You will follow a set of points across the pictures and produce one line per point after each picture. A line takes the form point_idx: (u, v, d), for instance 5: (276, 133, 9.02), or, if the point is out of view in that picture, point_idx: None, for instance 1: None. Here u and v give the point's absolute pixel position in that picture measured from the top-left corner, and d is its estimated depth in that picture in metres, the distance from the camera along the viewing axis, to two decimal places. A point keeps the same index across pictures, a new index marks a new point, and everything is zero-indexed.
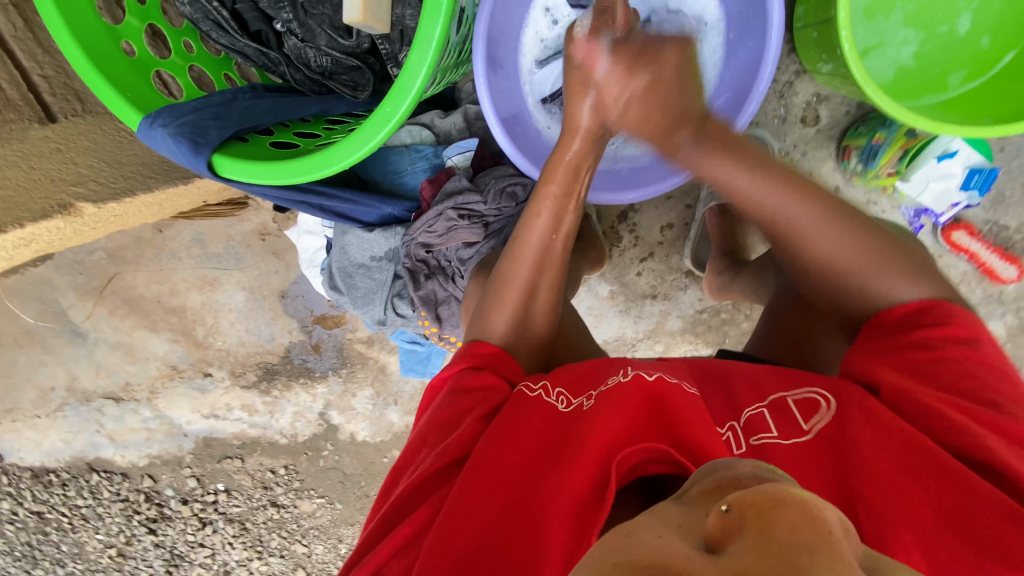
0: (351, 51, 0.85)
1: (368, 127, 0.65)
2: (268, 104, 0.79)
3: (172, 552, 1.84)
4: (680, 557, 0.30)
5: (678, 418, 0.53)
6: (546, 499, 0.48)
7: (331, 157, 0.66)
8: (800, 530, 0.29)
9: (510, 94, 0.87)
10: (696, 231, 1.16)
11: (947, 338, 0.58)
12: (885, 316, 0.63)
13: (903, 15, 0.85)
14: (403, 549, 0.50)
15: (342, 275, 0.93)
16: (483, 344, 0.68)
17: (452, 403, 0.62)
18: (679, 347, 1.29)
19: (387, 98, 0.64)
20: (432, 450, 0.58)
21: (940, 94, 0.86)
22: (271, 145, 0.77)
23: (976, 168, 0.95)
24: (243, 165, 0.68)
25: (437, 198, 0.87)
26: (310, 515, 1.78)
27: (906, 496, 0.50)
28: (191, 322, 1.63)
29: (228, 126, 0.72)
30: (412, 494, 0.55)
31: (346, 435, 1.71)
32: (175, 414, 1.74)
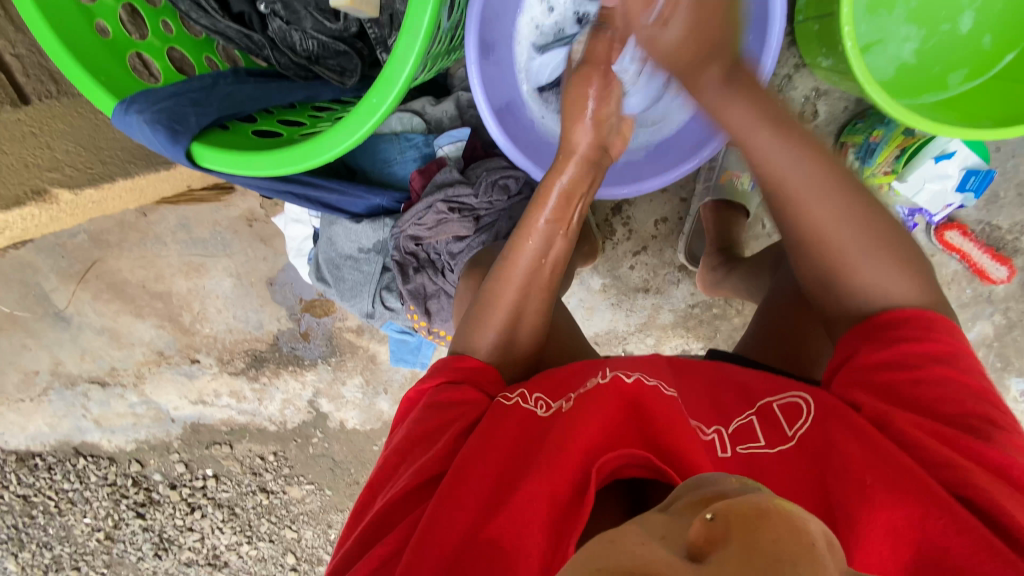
0: (339, 35, 0.82)
1: (354, 118, 0.63)
2: (251, 90, 0.76)
3: (161, 536, 1.84)
4: (664, 563, 0.30)
5: (653, 423, 0.51)
6: (521, 506, 0.47)
7: (314, 148, 0.64)
8: (784, 540, 0.29)
9: (503, 81, 0.85)
10: (690, 226, 1.15)
11: (929, 351, 0.57)
12: (875, 320, 0.61)
13: (905, 11, 0.83)
14: (378, 568, 0.49)
15: (329, 266, 0.91)
16: (463, 358, 0.67)
17: (430, 415, 0.61)
18: (669, 342, 1.28)
19: (374, 87, 0.62)
20: (411, 465, 0.57)
21: (939, 92, 0.85)
22: (254, 133, 0.74)
23: (972, 169, 0.96)
24: (223, 155, 0.66)
25: (426, 190, 0.85)
26: (299, 501, 1.78)
27: (887, 515, 0.48)
28: (177, 308, 1.60)
29: (207, 114, 0.69)
30: (390, 511, 0.54)
31: (335, 422, 1.71)
32: (163, 399, 1.73)
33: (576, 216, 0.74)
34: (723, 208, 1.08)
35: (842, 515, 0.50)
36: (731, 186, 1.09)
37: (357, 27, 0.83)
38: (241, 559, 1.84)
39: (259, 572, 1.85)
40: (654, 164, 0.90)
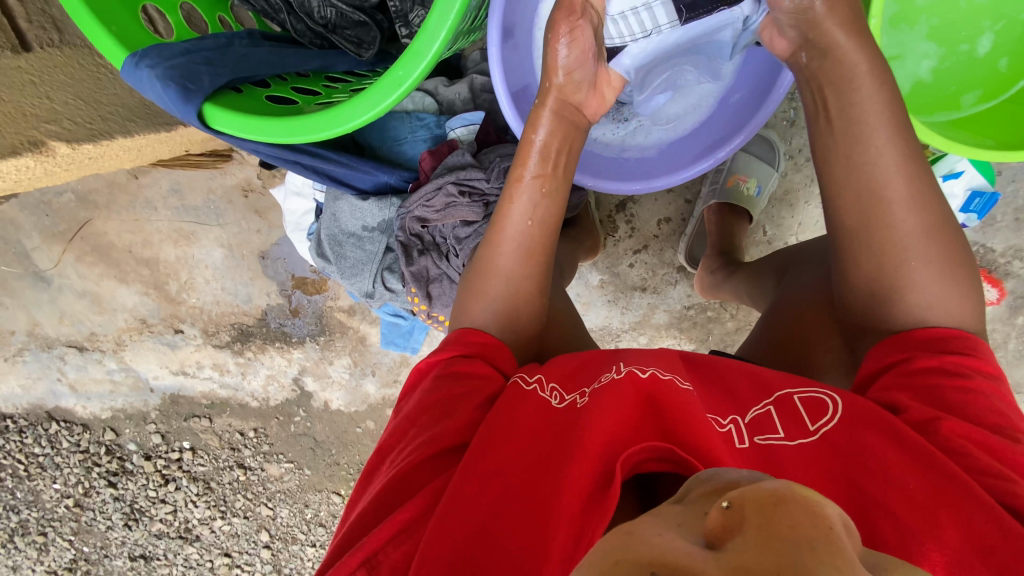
0: (359, 5, 0.79)
1: (377, 90, 0.61)
2: (267, 54, 0.74)
3: (132, 507, 1.80)
4: (681, 551, 0.29)
5: (671, 411, 0.51)
6: (548, 494, 0.47)
7: (332, 119, 0.62)
8: (802, 528, 0.29)
9: (523, 66, 0.84)
10: (693, 228, 1.16)
11: (972, 367, 0.53)
12: (909, 335, 0.57)
13: (926, 28, 0.84)
14: (394, 536, 0.48)
15: (331, 243, 0.89)
16: (477, 333, 0.67)
17: (445, 387, 0.61)
18: (662, 341, 1.29)
19: (399, 60, 0.60)
20: (423, 435, 0.57)
21: (952, 112, 0.86)
22: (266, 99, 0.72)
23: (977, 191, 0.98)
24: (239, 118, 0.64)
25: (436, 171, 0.83)
26: (277, 478, 1.76)
27: (935, 518, 0.44)
28: (164, 276, 1.56)
29: (222, 74, 0.67)
30: (406, 479, 0.53)
31: (319, 402, 1.69)
32: (142, 368, 1.69)
33: (560, 175, 0.74)
34: (726, 211, 1.09)
35: (882, 516, 0.45)
36: (736, 191, 1.09)
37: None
38: (213, 534, 1.82)
39: (231, 548, 1.83)
40: (669, 162, 0.90)
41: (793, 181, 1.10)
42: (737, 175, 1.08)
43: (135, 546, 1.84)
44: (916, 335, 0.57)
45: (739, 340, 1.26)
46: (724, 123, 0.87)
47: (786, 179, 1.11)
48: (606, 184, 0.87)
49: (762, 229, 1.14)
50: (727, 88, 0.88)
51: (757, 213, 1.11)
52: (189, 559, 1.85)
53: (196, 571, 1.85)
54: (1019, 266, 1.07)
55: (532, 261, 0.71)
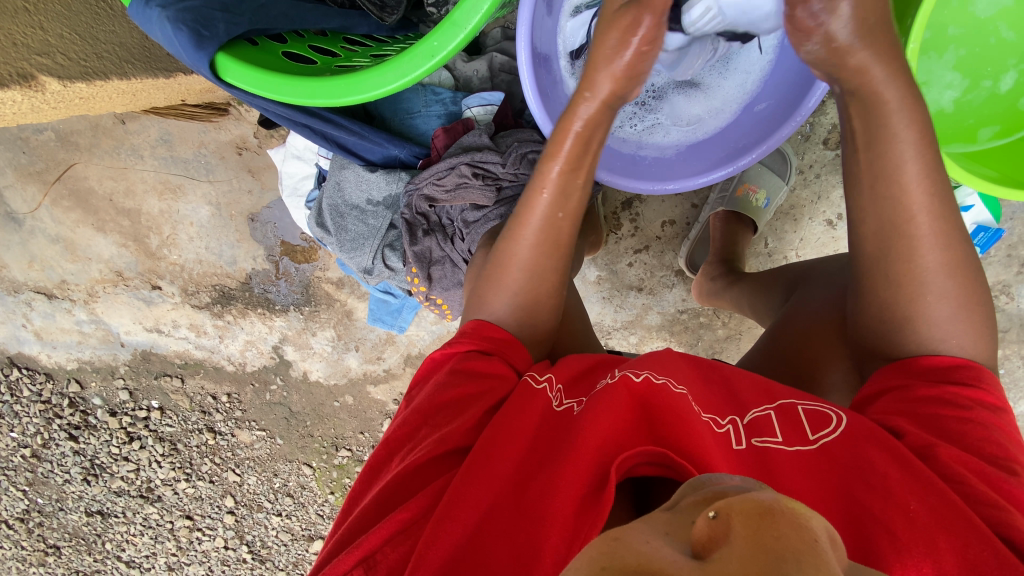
0: None
1: (408, 58, 0.58)
2: (286, 6, 0.69)
3: (92, 462, 1.75)
4: (665, 560, 0.28)
5: (669, 413, 0.50)
6: (544, 494, 0.46)
7: (356, 84, 0.59)
8: (788, 539, 0.27)
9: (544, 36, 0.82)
10: (696, 233, 1.16)
11: (974, 399, 0.54)
12: (913, 363, 0.58)
13: (954, 58, 0.77)
14: (394, 534, 0.47)
15: (332, 214, 0.85)
16: (493, 327, 0.66)
17: (457, 380, 0.60)
18: (651, 342, 1.29)
19: (437, 28, 0.57)
20: (432, 432, 0.56)
21: (967, 145, 0.82)
22: (283, 55, 0.68)
23: (983, 225, 1.00)
24: (255, 69, 0.60)
25: (450, 150, 0.81)
26: (247, 445, 1.74)
27: (934, 539, 0.44)
28: (145, 228, 1.50)
29: (238, 24, 0.62)
30: (410, 477, 0.52)
31: (298, 372, 1.65)
32: (114, 321, 1.63)
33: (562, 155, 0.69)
34: (733, 219, 1.08)
35: (879, 529, 0.46)
36: (745, 201, 1.09)
37: None
38: (175, 496, 1.78)
39: (192, 512, 1.80)
40: (687, 164, 0.89)
41: (800, 196, 1.11)
42: (748, 185, 1.08)
43: (92, 502, 1.79)
44: (916, 363, 0.57)
45: (728, 348, 1.27)
46: (747, 129, 0.86)
47: (793, 194, 1.11)
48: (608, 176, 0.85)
49: (764, 241, 1.15)
50: (753, 96, 0.87)
51: (761, 224, 1.10)
52: (149, 519, 1.81)
53: (154, 532, 1.82)
54: (1004, 301, 1.10)
55: (533, 246, 0.68)
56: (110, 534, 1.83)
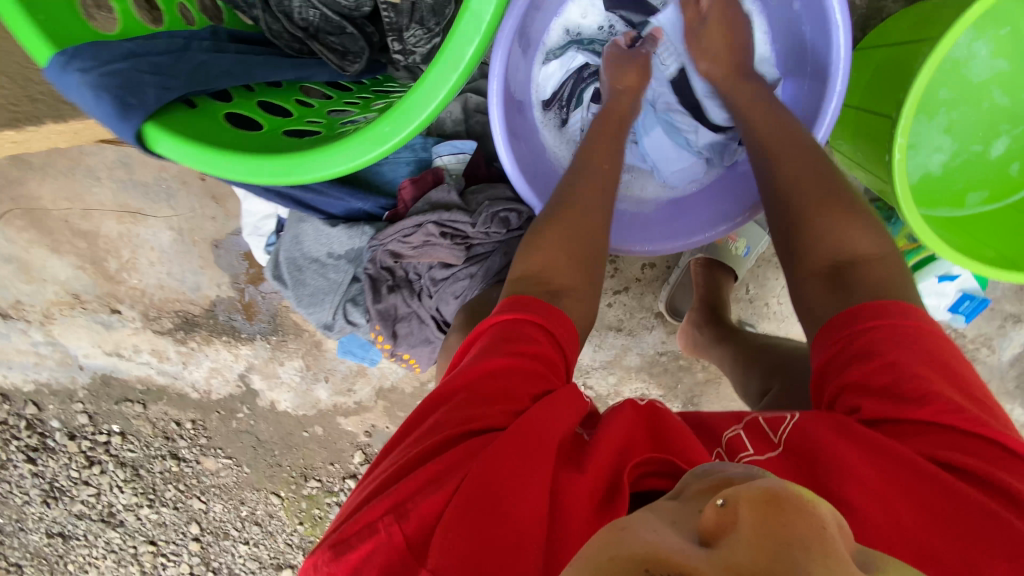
0: (348, 13, 0.73)
1: (358, 142, 0.55)
2: (230, 61, 0.64)
3: (52, 484, 1.66)
4: (678, 548, 0.32)
5: (676, 431, 0.56)
6: (565, 482, 0.50)
7: (300, 165, 0.55)
8: (795, 525, 0.32)
9: (520, 82, 0.85)
10: (677, 277, 1.14)
11: (893, 339, 0.56)
12: (857, 313, 0.59)
13: (944, 120, 0.76)
14: (422, 489, 0.49)
15: (289, 267, 0.79)
16: (532, 304, 0.64)
17: (493, 363, 0.58)
18: (630, 384, 1.25)
19: (388, 114, 0.55)
20: (468, 399, 0.56)
21: (954, 209, 0.78)
22: (223, 117, 0.62)
23: (969, 293, 0.99)
24: (191, 141, 0.54)
25: (417, 204, 0.75)
26: (213, 473, 1.66)
27: (900, 503, 0.48)
28: (103, 251, 1.42)
29: (171, 89, 0.57)
30: (440, 443, 0.53)
31: (266, 401, 1.59)
32: (72, 344, 1.55)
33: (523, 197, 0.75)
34: (714, 266, 1.05)
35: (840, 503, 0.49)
36: (725, 248, 1.06)
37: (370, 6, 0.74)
38: (138, 521, 1.70)
39: (156, 538, 1.72)
40: (669, 224, 0.86)
41: None
42: (729, 233, 1.05)
43: (52, 524, 1.71)
44: (835, 336, 0.60)
45: (708, 391, 1.24)
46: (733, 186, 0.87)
47: None
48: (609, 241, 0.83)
49: (746, 287, 1.12)
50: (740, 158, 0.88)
51: (742, 272, 1.08)
52: (111, 543, 1.72)
53: (117, 558, 1.73)
54: (985, 354, 1.08)
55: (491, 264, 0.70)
56: (71, 558, 1.74)
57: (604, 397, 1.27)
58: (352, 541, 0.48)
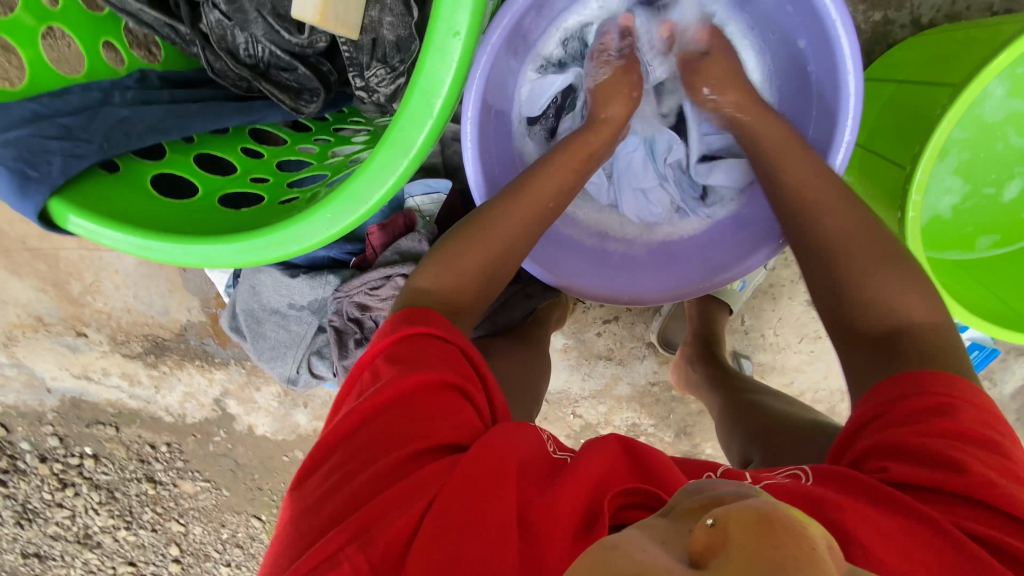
0: (299, 50, 0.69)
1: (290, 227, 0.50)
2: (158, 114, 0.62)
3: (25, 506, 1.58)
4: (663, 569, 0.28)
5: (615, 475, 0.51)
6: (519, 525, 0.45)
7: (220, 251, 0.50)
8: (785, 547, 0.27)
9: (505, 91, 0.73)
10: (669, 309, 1.08)
11: (926, 408, 0.48)
12: (887, 383, 0.50)
13: (956, 161, 0.70)
14: (357, 536, 0.44)
15: (249, 318, 0.76)
16: (432, 318, 0.57)
17: (407, 386, 0.52)
18: (620, 414, 1.20)
19: (328, 199, 0.50)
20: (395, 425, 0.50)
21: (964, 253, 0.75)
22: (150, 180, 0.60)
23: (981, 342, 0.93)
24: (99, 217, 0.50)
25: (386, 254, 0.71)
26: (190, 495, 1.58)
27: (894, 571, 0.42)
28: (64, 274, 1.33)
29: (83, 156, 0.54)
30: (372, 482, 0.47)
31: (243, 426, 1.52)
32: (39, 367, 1.48)
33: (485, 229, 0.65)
34: (707, 299, 1.00)
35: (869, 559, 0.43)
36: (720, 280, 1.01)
37: (326, 43, 0.70)
38: (116, 543, 1.61)
39: (136, 559, 1.63)
40: (658, 267, 0.79)
41: (780, 275, 1.02)
42: None
43: (28, 544, 1.61)
44: (862, 407, 0.52)
45: (701, 422, 1.19)
46: (725, 235, 0.78)
47: (773, 273, 1.02)
48: (587, 292, 0.75)
49: (741, 318, 1.07)
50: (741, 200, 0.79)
51: (737, 306, 1.02)
52: (90, 564, 1.63)
53: None
54: (988, 387, 1.04)
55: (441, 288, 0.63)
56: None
57: (594, 427, 1.21)
58: (317, 573, 0.42)
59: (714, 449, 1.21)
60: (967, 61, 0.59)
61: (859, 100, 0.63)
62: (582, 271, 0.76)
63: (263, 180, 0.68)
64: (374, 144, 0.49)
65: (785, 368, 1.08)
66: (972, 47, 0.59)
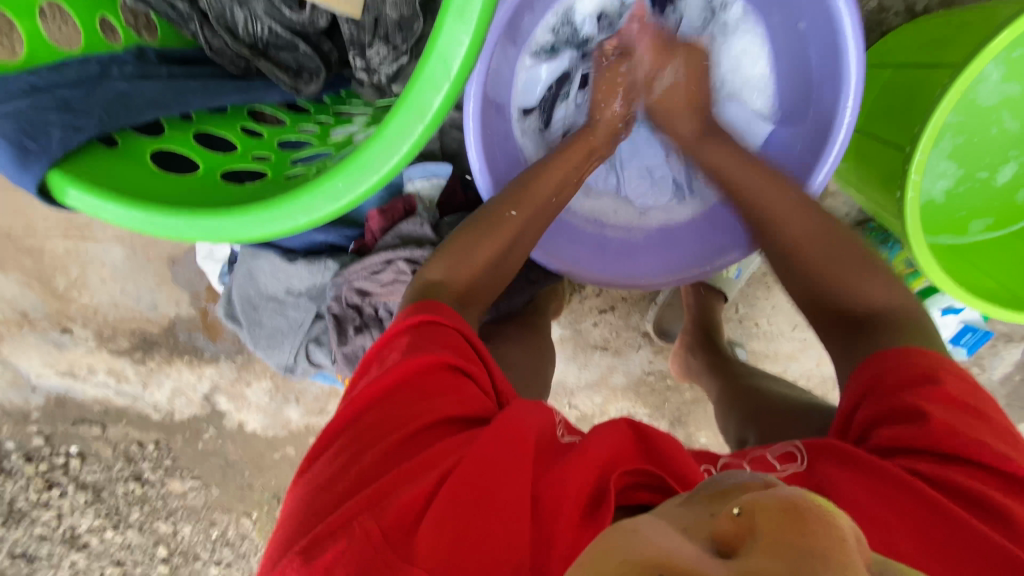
0: (301, 29, 0.69)
1: (303, 197, 0.49)
2: (157, 90, 0.62)
3: (8, 507, 1.54)
4: (690, 557, 0.28)
5: (635, 454, 0.52)
6: (536, 500, 0.46)
7: (228, 224, 0.49)
8: (814, 535, 0.27)
9: (503, 79, 0.71)
10: (665, 298, 1.10)
11: (917, 382, 0.50)
12: (889, 360, 0.52)
13: (949, 146, 0.72)
14: (371, 507, 0.43)
15: (246, 305, 0.76)
16: (443, 306, 0.58)
17: (422, 362, 0.52)
18: (616, 404, 1.20)
19: (340, 169, 0.49)
20: (414, 403, 0.50)
21: (957, 237, 0.77)
22: (150, 155, 0.58)
23: (971, 325, 0.96)
24: (98, 189, 0.49)
25: (386, 238, 0.71)
26: (179, 494, 1.55)
27: (887, 531, 0.44)
28: (50, 268, 1.30)
29: (82, 128, 0.53)
30: (386, 455, 0.47)
31: (233, 422, 1.49)
32: (22, 364, 1.44)
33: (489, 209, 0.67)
34: (702, 287, 1.01)
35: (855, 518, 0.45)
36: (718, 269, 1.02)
37: (327, 20, 0.70)
38: (103, 544, 1.58)
39: (123, 560, 1.59)
40: (656, 254, 0.79)
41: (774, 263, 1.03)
42: None
43: (14, 545, 1.57)
44: (859, 384, 0.53)
45: (696, 411, 1.20)
46: (722, 219, 0.78)
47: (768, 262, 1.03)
48: (588, 277, 0.75)
49: (735, 307, 1.08)
50: None
51: (732, 294, 1.03)
52: (77, 566, 1.60)
53: None
54: (975, 372, 1.06)
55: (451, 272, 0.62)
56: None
57: (590, 418, 1.22)
58: (325, 544, 0.42)
59: (709, 438, 1.22)
60: (963, 44, 0.60)
61: (859, 85, 0.64)
62: (583, 256, 0.77)
63: (265, 157, 0.66)
64: (387, 112, 0.49)
65: (779, 356, 1.10)
66: (968, 31, 0.61)
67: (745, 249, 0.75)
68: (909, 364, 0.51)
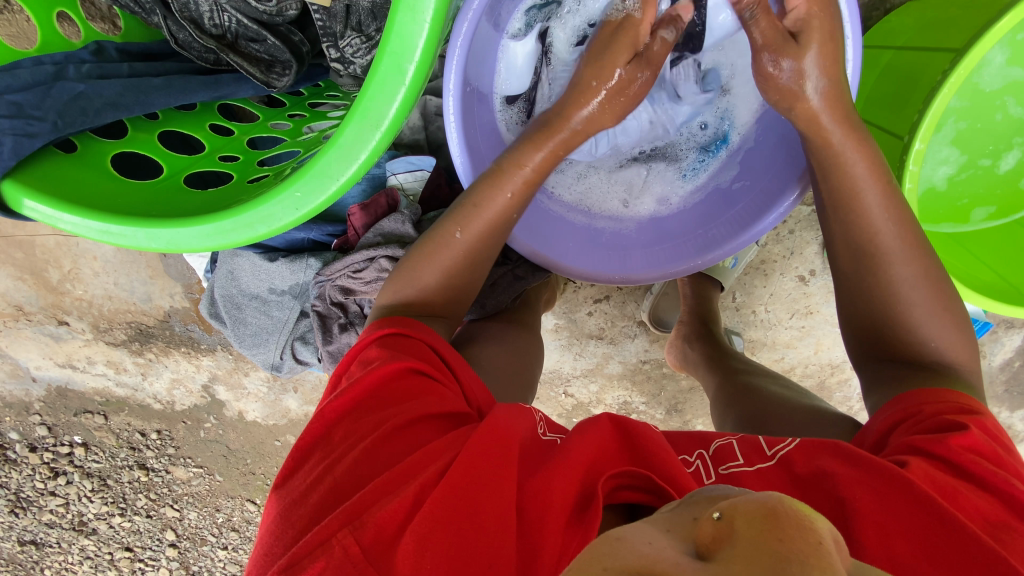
0: (269, 18, 0.68)
1: (266, 203, 0.49)
2: (117, 89, 0.59)
3: (18, 495, 1.57)
4: (669, 564, 0.27)
5: (623, 454, 0.51)
6: (521, 504, 0.45)
7: (186, 228, 0.49)
8: (791, 541, 0.25)
9: (483, 66, 0.68)
10: (660, 288, 1.08)
11: (946, 424, 0.47)
12: (924, 396, 0.50)
13: (953, 131, 0.69)
14: (350, 522, 0.43)
15: (229, 304, 0.76)
16: (409, 321, 0.59)
17: (388, 369, 0.53)
18: (612, 392, 1.20)
19: (299, 177, 0.48)
20: (388, 416, 0.50)
21: (958, 225, 0.75)
22: (110, 160, 0.58)
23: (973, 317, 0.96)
24: (57, 200, 0.49)
25: (368, 234, 0.70)
26: (184, 481, 1.57)
27: (877, 524, 0.42)
28: (41, 261, 1.30)
29: (35, 135, 0.51)
30: (362, 468, 0.47)
31: (233, 412, 1.50)
32: (22, 356, 1.45)
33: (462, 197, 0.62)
34: (698, 277, 1.00)
35: (845, 507, 0.44)
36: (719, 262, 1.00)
37: (296, 11, 0.69)
38: (111, 529, 1.61)
39: (131, 544, 1.63)
40: (649, 248, 0.77)
41: (771, 251, 1.01)
42: None
43: (24, 532, 1.61)
44: (888, 413, 0.52)
45: (693, 398, 1.19)
46: (712, 211, 0.75)
47: (764, 249, 1.01)
48: (576, 271, 0.74)
49: (732, 295, 1.06)
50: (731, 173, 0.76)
51: (728, 283, 1.02)
52: (87, 550, 1.63)
53: (92, 565, 1.65)
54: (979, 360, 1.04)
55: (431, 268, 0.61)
56: (47, 564, 1.64)
57: (586, 406, 1.22)
58: (304, 562, 0.41)
59: (706, 425, 1.21)
60: (969, 26, 0.58)
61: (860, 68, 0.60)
62: (572, 250, 0.75)
63: (233, 159, 0.67)
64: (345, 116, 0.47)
65: (777, 344, 1.08)
66: (973, 10, 0.58)
67: (741, 239, 0.71)
68: (945, 403, 0.49)
